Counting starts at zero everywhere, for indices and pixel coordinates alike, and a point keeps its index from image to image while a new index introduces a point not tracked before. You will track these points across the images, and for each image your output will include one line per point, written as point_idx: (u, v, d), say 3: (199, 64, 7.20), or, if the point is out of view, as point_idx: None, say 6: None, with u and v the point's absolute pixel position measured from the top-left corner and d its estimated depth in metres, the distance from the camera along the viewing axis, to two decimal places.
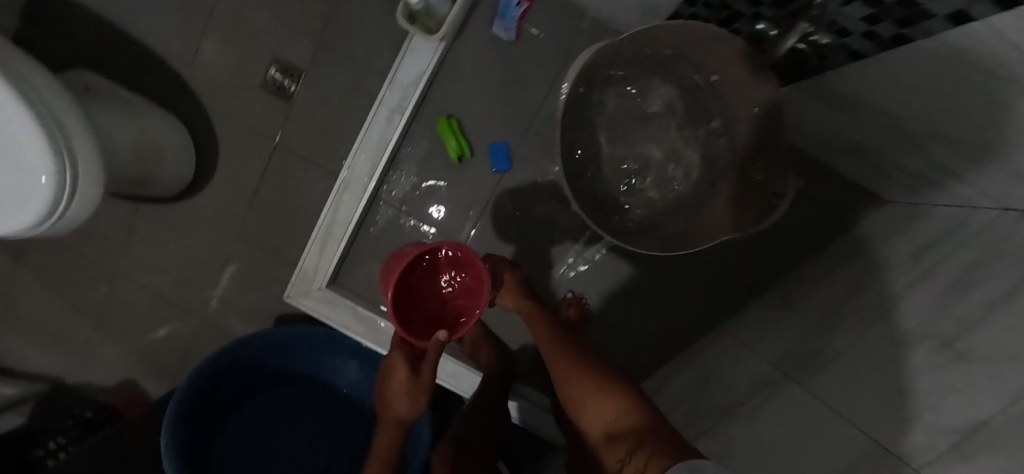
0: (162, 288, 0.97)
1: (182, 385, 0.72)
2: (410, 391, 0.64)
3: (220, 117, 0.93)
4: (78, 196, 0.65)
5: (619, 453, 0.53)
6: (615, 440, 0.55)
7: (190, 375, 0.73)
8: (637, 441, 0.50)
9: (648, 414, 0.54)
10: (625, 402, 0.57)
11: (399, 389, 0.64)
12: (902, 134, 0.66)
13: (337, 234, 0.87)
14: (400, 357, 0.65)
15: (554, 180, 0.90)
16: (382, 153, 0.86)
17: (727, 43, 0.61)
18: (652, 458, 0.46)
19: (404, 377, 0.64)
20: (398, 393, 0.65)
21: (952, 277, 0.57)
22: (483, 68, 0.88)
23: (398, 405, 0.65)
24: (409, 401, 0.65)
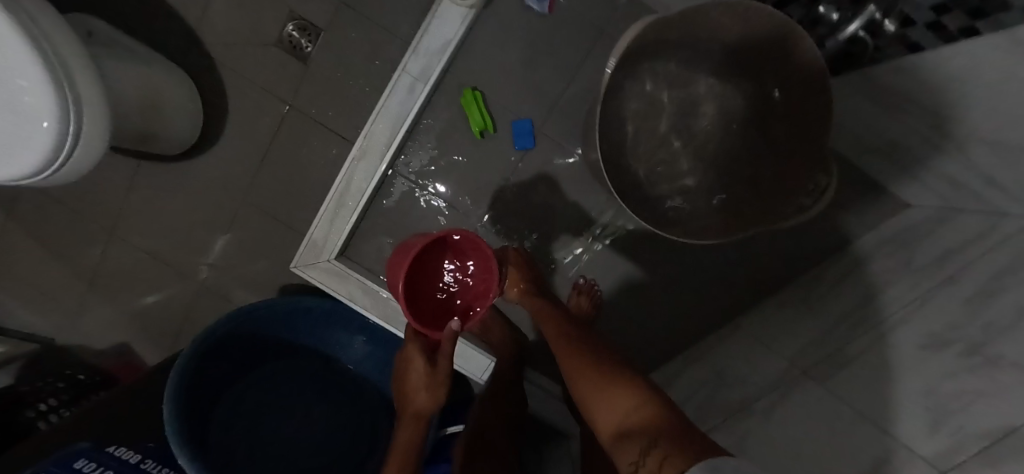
0: (161, 251, 0.93)
1: (186, 349, 0.69)
2: (429, 384, 0.62)
3: (230, 74, 0.88)
4: (82, 147, 0.61)
5: (627, 456, 0.42)
6: (623, 441, 0.44)
7: (195, 341, 0.69)
8: (650, 442, 0.40)
9: (665, 407, 0.44)
10: (637, 392, 0.47)
11: (417, 382, 0.62)
12: (943, 134, 0.64)
13: (349, 204, 0.84)
14: (415, 350, 0.61)
15: (576, 163, 0.88)
16: (401, 123, 0.82)
17: (778, 26, 0.58)
18: (667, 457, 0.36)
19: (422, 369, 0.61)
20: (418, 388, 0.62)
21: (981, 281, 0.57)
22: (511, 41, 0.85)
23: (418, 399, 0.62)
24: (429, 394, 0.62)
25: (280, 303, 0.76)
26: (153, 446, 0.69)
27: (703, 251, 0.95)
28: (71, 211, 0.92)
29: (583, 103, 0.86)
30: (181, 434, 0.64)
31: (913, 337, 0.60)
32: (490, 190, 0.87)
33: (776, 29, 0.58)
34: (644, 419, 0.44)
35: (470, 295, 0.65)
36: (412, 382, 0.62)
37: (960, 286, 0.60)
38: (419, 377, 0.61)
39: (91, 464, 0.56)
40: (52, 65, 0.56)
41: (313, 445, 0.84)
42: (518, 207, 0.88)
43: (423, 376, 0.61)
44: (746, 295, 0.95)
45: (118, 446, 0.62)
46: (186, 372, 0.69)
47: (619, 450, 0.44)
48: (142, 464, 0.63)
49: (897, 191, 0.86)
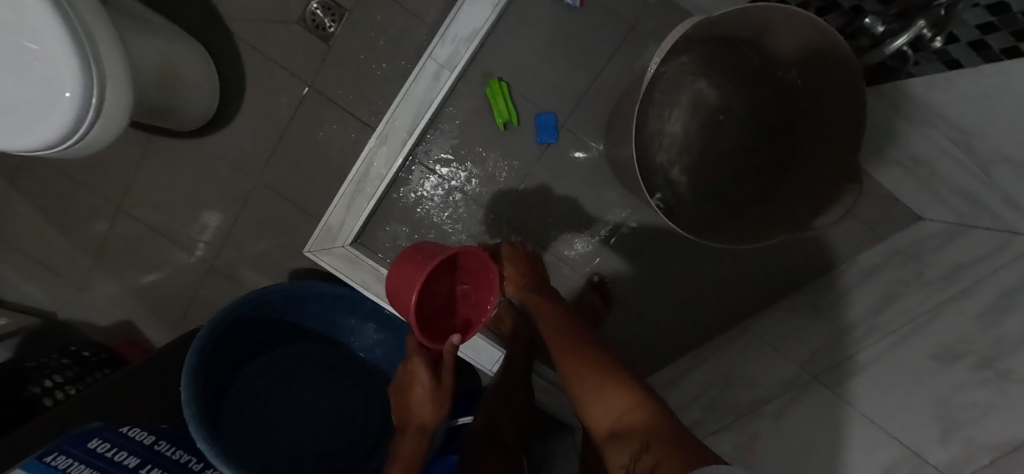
0: (169, 228, 0.91)
1: (207, 323, 0.69)
2: (434, 399, 0.60)
3: (248, 51, 0.86)
4: (104, 119, 0.59)
5: (621, 457, 0.43)
6: (616, 441, 0.45)
7: (215, 316, 0.69)
8: (643, 444, 0.41)
9: (659, 410, 0.44)
10: (632, 394, 0.47)
11: (422, 398, 0.60)
12: (967, 151, 0.65)
13: (368, 190, 0.83)
14: (419, 364, 0.59)
15: (597, 160, 0.88)
16: (425, 110, 0.81)
17: (817, 35, 0.58)
18: (661, 463, 0.37)
19: (426, 384, 0.59)
20: (421, 402, 0.60)
21: (992, 297, 0.59)
22: (538, 32, 0.84)
23: (421, 414, 0.61)
24: (432, 407, 0.60)
25: (299, 286, 0.76)
26: (165, 428, 0.68)
27: (716, 254, 0.96)
28: (78, 183, 0.90)
29: (607, 100, 0.86)
30: (197, 413, 0.64)
31: (924, 347, 0.61)
32: (509, 183, 0.87)
33: (813, 38, 0.58)
34: (638, 423, 0.44)
35: (469, 307, 0.64)
36: (416, 397, 0.60)
37: (971, 300, 0.61)
38: (424, 393, 0.60)
39: (105, 443, 0.56)
40: (77, 34, 0.55)
41: (321, 431, 0.84)
42: (537, 202, 0.88)
43: (426, 391, 0.60)
44: (754, 299, 0.97)
45: (132, 427, 0.61)
46: (204, 348, 0.68)
47: (613, 449, 0.45)
48: (155, 445, 0.63)
49: (911, 204, 0.87)
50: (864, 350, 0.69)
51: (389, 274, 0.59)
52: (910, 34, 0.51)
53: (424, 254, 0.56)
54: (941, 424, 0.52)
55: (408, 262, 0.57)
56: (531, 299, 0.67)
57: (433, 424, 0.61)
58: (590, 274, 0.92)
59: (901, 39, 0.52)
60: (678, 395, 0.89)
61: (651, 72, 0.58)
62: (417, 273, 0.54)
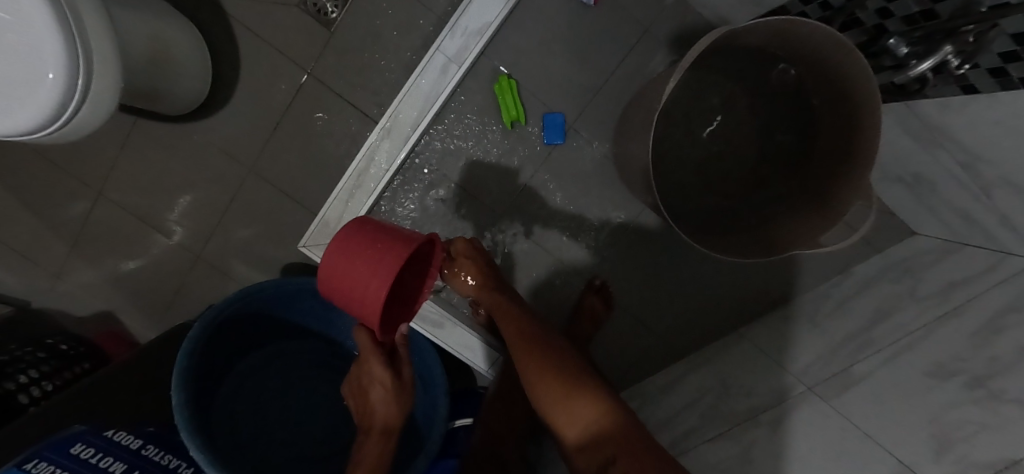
0: (153, 216, 0.86)
1: (206, 312, 0.66)
2: (395, 394, 0.59)
3: (244, 32, 0.81)
4: (89, 105, 0.55)
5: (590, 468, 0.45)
6: (581, 452, 0.47)
7: (213, 307, 0.67)
8: (608, 457, 0.43)
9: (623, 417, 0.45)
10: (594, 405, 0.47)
11: (381, 396, 0.59)
12: (971, 172, 0.67)
13: (369, 184, 0.80)
14: (375, 363, 0.57)
15: (604, 162, 0.86)
16: (431, 105, 0.79)
17: (836, 52, 0.57)
18: None
19: (385, 380, 0.58)
20: (381, 402, 0.59)
21: (984, 316, 0.61)
22: (551, 28, 0.81)
23: (384, 413, 0.59)
24: (396, 404, 0.59)
25: (297, 282, 0.73)
26: (151, 431, 0.65)
27: (716, 262, 0.96)
28: (56, 165, 0.85)
29: (617, 103, 0.84)
30: (188, 416, 0.61)
31: (919, 363, 0.63)
32: (513, 183, 0.84)
33: (832, 55, 0.58)
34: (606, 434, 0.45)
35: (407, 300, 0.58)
36: (375, 397, 0.59)
37: (965, 318, 0.63)
38: (383, 390, 0.59)
39: (89, 448, 0.52)
40: (61, 11, 0.50)
41: (312, 430, 0.82)
42: (540, 204, 0.86)
43: (386, 388, 0.58)
44: (749, 307, 0.99)
45: (118, 431, 0.58)
46: (200, 338, 0.66)
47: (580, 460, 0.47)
48: (142, 450, 0.60)
49: (908, 219, 0.89)
50: (860, 363, 0.70)
51: (321, 268, 0.48)
52: (936, 58, 0.50)
53: (374, 238, 0.48)
54: (934, 441, 0.53)
55: (355, 248, 0.47)
56: (489, 299, 0.63)
57: (397, 421, 0.60)
58: (592, 278, 0.90)
59: (926, 64, 0.51)
60: (674, 400, 0.89)
61: (672, 82, 0.57)
62: (368, 273, 0.46)
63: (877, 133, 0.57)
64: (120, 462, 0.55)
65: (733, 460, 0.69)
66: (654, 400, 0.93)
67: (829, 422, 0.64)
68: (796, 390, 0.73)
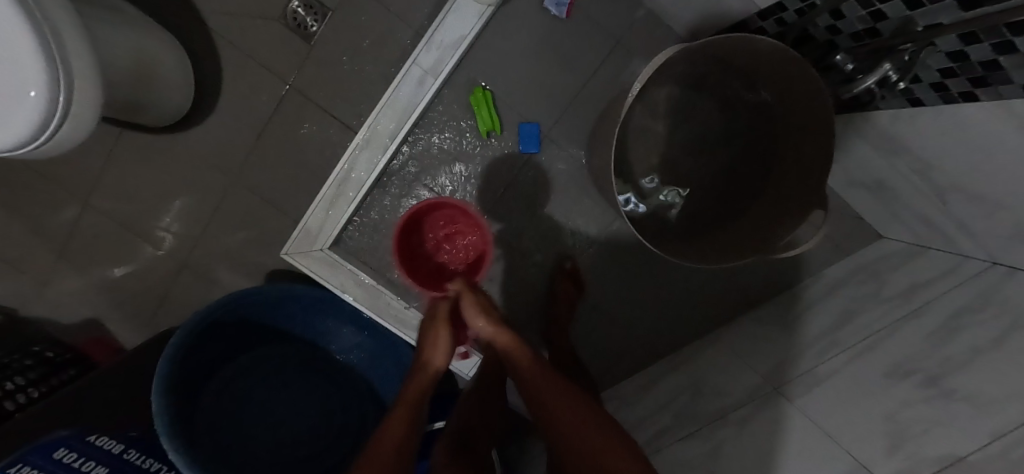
0: (137, 224, 0.88)
1: (188, 320, 0.68)
2: (439, 341, 0.63)
3: (225, 46, 0.82)
4: (71, 122, 0.57)
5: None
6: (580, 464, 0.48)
7: (199, 312, 0.69)
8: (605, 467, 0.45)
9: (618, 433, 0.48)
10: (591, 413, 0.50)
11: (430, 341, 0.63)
12: (928, 181, 0.70)
13: (349, 193, 0.82)
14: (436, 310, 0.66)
15: (579, 170, 0.88)
16: (408, 116, 0.80)
17: (791, 66, 0.59)
18: None
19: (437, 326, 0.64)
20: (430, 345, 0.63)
21: (939, 320, 0.64)
22: (526, 42, 0.83)
23: (431, 354, 0.62)
24: (441, 348, 0.62)
25: (280, 288, 0.76)
26: (135, 436, 0.68)
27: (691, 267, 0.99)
28: (42, 176, 0.87)
29: (591, 114, 0.86)
30: (169, 421, 0.64)
31: (879, 364, 0.65)
32: (491, 191, 0.87)
33: (786, 68, 0.60)
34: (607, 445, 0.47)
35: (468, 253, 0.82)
36: (424, 342, 0.64)
37: (922, 320, 0.66)
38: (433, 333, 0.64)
39: (72, 454, 0.55)
40: (43, 32, 0.52)
41: (296, 432, 0.84)
42: (517, 211, 0.88)
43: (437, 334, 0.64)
44: (724, 309, 1.01)
45: (99, 436, 0.60)
46: (183, 345, 0.68)
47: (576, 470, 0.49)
48: (123, 454, 0.63)
49: (875, 224, 0.92)
50: (825, 363, 0.72)
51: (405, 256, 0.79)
52: (879, 73, 0.52)
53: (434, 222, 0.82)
54: (890, 440, 0.55)
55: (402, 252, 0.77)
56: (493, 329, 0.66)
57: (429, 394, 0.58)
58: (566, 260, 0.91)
59: (869, 79, 0.53)
60: (650, 401, 0.91)
61: (634, 91, 0.59)
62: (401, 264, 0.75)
63: (832, 141, 0.59)
64: (101, 467, 0.58)
65: (702, 459, 0.71)
66: (632, 400, 0.95)
67: (792, 420, 0.67)
68: (764, 390, 0.75)
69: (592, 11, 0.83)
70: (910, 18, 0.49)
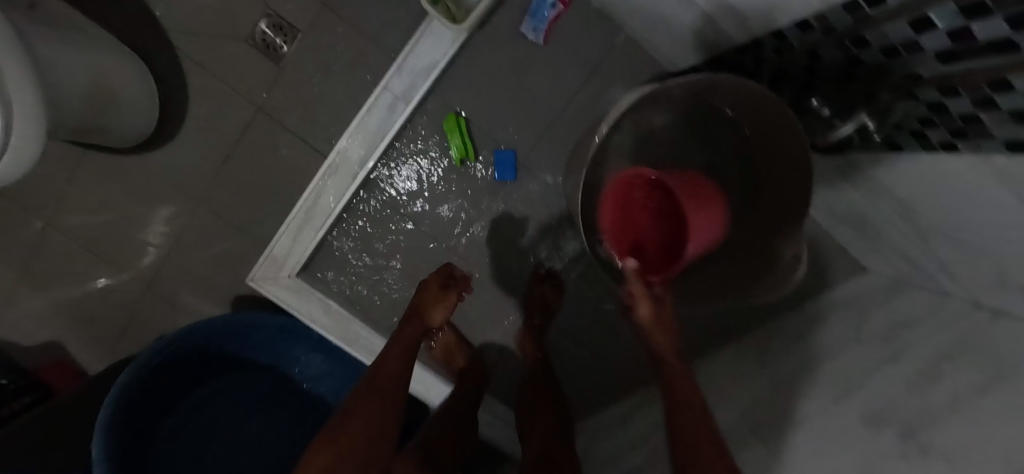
0: (100, 247, 0.85)
1: (144, 351, 0.67)
2: (438, 311, 0.63)
3: (191, 66, 0.80)
4: (9, 154, 0.54)
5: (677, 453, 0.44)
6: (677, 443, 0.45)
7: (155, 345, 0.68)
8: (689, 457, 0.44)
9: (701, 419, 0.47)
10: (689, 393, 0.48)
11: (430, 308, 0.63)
12: (909, 222, 0.68)
13: (317, 221, 0.80)
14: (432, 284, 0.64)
15: (557, 198, 0.86)
16: (378, 143, 0.79)
17: (767, 107, 0.56)
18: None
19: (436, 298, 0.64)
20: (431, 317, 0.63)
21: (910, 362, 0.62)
22: (503, 67, 0.82)
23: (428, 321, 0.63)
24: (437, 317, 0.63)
25: (241, 318, 0.74)
26: None
27: None
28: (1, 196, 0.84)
29: (569, 141, 0.85)
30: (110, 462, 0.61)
31: (857, 411, 0.62)
32: (465, 218, 0.85)
33: (762, 109, 0.58)
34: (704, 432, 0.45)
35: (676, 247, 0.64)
36: (426, 307, 0.63)
37: (903, 366, 0.64)
38: (433, 304, 0.63)
39: None
40: None
41: (256, 463, 0.82)
42: (492, 238, 0.86)
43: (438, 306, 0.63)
44: (704, 339, 1.00)
45: None
46: (134, 381, 0.66)
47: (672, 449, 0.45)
48: None
49: (857, 254, 0.90)
50: (802, 406, 0.70)
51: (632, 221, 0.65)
52: None
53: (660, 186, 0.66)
54: None
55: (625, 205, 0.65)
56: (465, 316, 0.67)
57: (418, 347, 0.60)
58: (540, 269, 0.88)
59: (846, 127, 0.50)
60: None
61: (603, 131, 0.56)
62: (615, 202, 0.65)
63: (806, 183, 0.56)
64: None
65: None
66: None
67: (765, 466, 0.64)
68: (740, 432, 0.73)
69: (570, 38, 0.82)
70: (888, 66, 0.46)
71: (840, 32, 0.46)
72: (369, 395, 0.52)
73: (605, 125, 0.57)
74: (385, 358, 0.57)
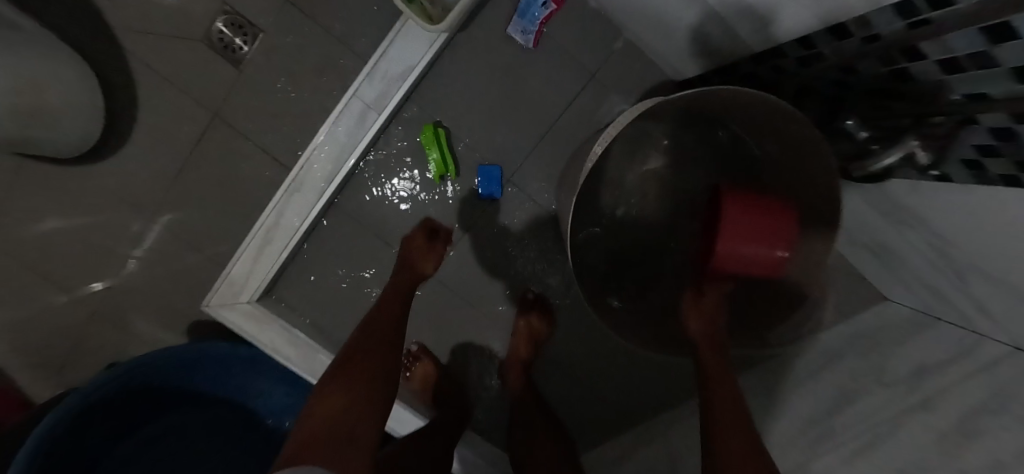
0: (37, 267, 0.76)
1: (80, 389, 0.58)
2: (427, 255, 0.66)
3: (141, 69, 0.72)
4: None
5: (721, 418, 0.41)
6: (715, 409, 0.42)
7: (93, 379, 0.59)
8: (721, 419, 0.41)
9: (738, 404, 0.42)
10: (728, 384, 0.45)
11: (418, 252, 0.66)
12: (943, 255, 0.59)
13: (278, 241, 0.72)
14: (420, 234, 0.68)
15: (546, 218, 0.79)
16: (348, 155, 0.71)
17: (802, 125, 0.47)
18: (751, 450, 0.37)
19: (422, 244, 0.66)
20: (422, 260, 0.66)
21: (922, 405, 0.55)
22: (488, 71, 0.74)
23: (419, 265, 0.65)
24: (428, 261, 0.66)
25: (195, 349, 0.66)
26: None
27: None
28: None
29: (560, 155, 0.77)
30: None
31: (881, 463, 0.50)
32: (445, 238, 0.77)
33: (785, 125, 0.50)
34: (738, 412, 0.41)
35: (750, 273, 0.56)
36: (415, 252, 0.65)
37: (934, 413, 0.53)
38: (423, 249, 0.66)
39: None
40: None
41: None
42: (475, 260, 0.79)
43: (426, 253, 0.66)
44: None
45: None
46: (65, 422, 0.57)
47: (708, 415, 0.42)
48: None
49: (876, 282, 0.82)
50: (823, 457, 0.58)
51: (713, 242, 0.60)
52: None
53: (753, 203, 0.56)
54: None
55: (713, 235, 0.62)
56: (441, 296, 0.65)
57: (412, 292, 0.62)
58: (527, 293, 0.81)
59: (887, 159, 0.41)
60: None
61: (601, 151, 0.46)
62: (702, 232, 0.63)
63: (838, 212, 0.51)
64: None
65: None
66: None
67: None
68: None
69: (561, 41, 0.74)
70: (946, 84, 0.37)
71: (889, 40, 0.37)
72: (366, 343, 0.50)
73: (607, 139, 0.49)
74: (378, 314, 0.56)
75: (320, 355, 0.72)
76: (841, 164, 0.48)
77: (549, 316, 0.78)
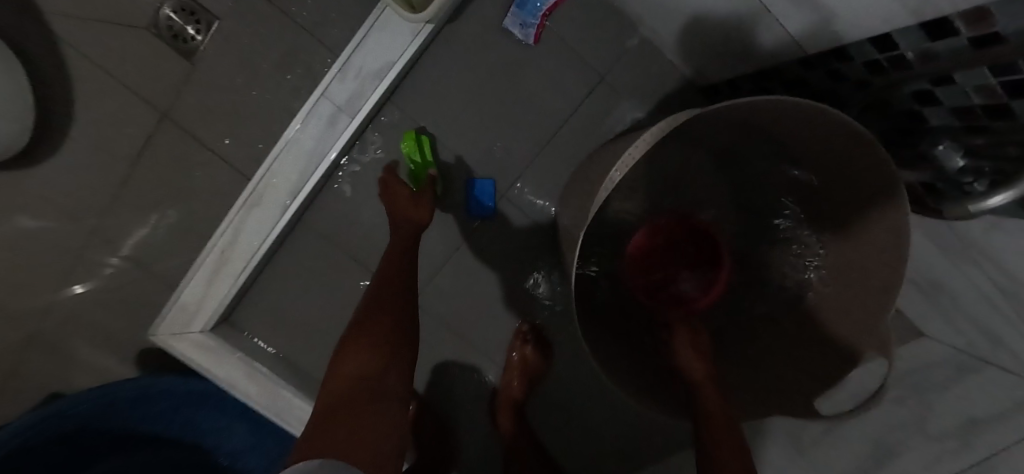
0: None
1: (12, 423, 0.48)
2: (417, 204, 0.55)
3: (77, 61, 0.61)
4: None
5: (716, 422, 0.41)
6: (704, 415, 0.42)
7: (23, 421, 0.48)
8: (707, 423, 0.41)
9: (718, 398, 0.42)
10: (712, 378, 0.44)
11: (405, 201, 0.55)
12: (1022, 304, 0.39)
13: (236, 262, 0.62)
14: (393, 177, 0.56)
15: (543, 238, 0.70)
16: (315, 166, 0.62)
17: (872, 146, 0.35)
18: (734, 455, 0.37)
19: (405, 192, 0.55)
20: (410, 211, 0.54)
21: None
22: (480, 69, 0.64)
23: (411, 214, 0.54)
24: (417, 208, 0.55)
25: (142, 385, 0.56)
26: None
27: None
28: None
29: (560, 168, 0.67)
30: None
31: None
32: (428, 260, 0.67)
33: (847, 147, 0.39)
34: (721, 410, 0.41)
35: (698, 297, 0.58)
36: (402, 200, 0.55)
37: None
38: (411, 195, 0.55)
39: None
40: None
41: None
42: (462, 285, 0.68)
43: (414, 203, 0.55)
44: None
45: None
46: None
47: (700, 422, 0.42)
48: None
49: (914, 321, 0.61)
50: None
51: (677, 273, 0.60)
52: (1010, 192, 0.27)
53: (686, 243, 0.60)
54: None
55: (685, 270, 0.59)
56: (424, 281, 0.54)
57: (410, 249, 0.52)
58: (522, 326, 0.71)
59: (1000, 197, 0.27)
60: None
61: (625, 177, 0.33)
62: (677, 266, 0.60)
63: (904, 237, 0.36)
64: None
65: None
66: None
67: None
68: None
69: (567, 37, 0.65)
70: None
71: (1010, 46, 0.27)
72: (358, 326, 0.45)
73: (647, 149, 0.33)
74: (377, 295, 0.48)
75: (283, 391, 0.63)
76: (940, 194, 0.35)
77: (547, 353, 0.69)
